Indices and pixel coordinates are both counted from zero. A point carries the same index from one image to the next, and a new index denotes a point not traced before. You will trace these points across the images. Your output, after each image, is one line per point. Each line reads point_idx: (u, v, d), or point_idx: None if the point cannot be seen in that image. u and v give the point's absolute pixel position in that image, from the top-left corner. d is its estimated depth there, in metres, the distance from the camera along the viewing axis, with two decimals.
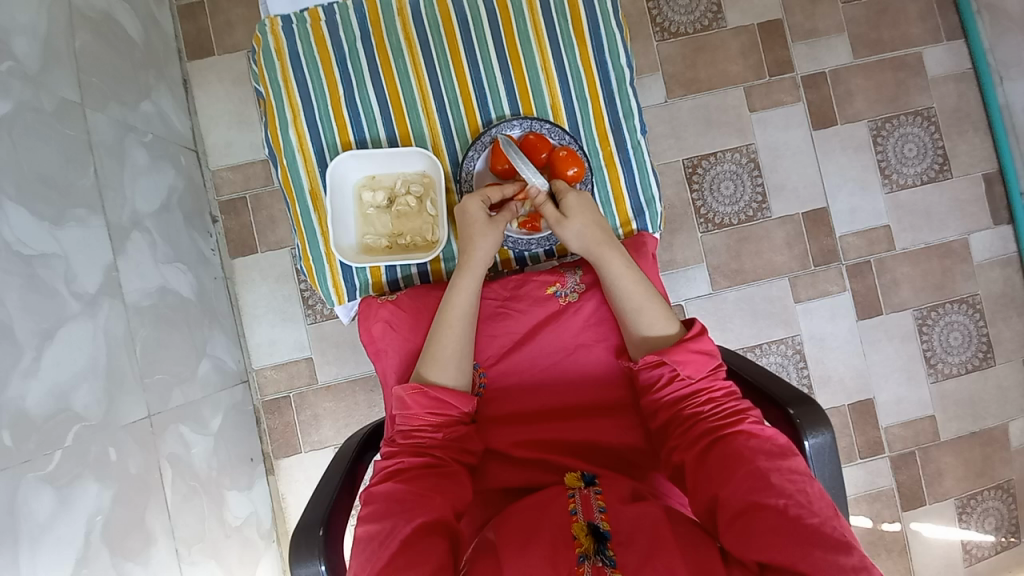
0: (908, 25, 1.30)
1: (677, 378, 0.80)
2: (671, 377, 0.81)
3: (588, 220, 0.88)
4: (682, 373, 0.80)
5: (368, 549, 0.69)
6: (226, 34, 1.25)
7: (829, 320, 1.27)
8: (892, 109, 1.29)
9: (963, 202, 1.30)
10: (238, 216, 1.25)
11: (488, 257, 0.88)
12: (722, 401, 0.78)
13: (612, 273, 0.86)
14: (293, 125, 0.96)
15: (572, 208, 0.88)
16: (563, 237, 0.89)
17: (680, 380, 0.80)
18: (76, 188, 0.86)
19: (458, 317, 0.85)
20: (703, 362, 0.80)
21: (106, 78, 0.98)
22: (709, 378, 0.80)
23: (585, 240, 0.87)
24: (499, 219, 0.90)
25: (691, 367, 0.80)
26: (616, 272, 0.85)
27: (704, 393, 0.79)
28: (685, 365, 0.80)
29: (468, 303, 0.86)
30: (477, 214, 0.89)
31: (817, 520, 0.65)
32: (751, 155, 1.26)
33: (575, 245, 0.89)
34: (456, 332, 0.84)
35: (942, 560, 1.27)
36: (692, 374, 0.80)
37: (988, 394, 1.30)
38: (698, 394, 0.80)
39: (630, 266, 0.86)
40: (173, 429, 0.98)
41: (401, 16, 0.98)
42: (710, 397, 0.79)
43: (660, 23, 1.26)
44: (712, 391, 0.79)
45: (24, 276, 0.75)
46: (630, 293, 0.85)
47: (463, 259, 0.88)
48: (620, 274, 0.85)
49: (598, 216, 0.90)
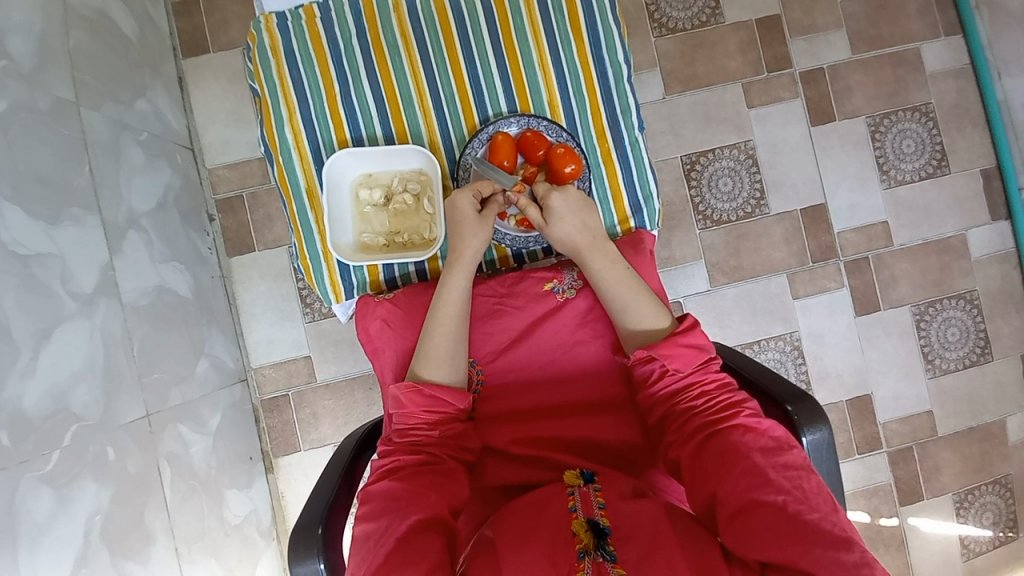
0: (907, 20, 1.29)
1: (669, 374, 0.81)
2: (663, 373, 0.81)
3: (573, 222, 0.88)
4: (671, 367, 0.80)
5: (366, 547, 0.70)
6: (221, 31, 1.24)
7: (827, 316, 1.27)
8: (891, 105, 1.28)
9: (962, 197, 1.30)
10: (235, 214, 1.25)
11: (478, 253, 0.88)
12: (715, 394, 0.78)
13: (598, 275, 0.86)
14: (289, 123, 0.95)
15: (556, 211, 0.88)
16: (549, 238, 0.90)
17: (671, 376, 0.81)
18: (72, 187, 0.86)
19: (450, 312, 0.85)
20: (694, 356, 0.80)
21: (101, 76, 0.97)
22: (701, 372, 0.80)
23: (572, 243, 0.88)
24: (488, 215, 0.89)
25: (679, 361, 0.80)
26: (601, 274, 0.86)
27: (697, 387, 0.79)
28: (674, 359, 0.80)
29: (461, 298, 0.87)
30: (466, 210, 0.89)
31: (817, 515, 0.65)
32: (750, 152, 1.26)
33: (561, 246, 0.89)
34: (445, 329, 0.84)
35: (940, 555, 1.28)
36: (682, 368, 0.80)
37: (986, 390, 1.30)
38: (691, 389, 0.79)
39: (615, 265, 0.86)
40: (172, 428, 0.98)
41: (397, 13, 0.97)
42: (703, 391, 0.79)
43: (658, 20, 1.25)
44: (704, 385, 0.79)
45: (21, 276, 0.74)
46: (614, 296, 0.86)
47: (453, 257, 0.89)
48: (604, 278, 0.86)
49: (586, 213, 0.89)
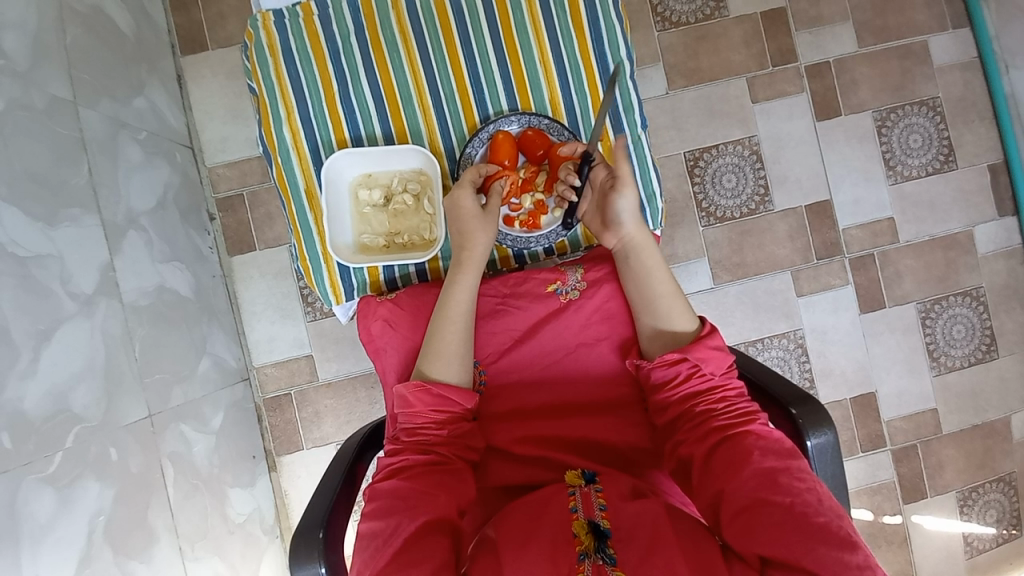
0: (913, 11, 1.27)
1: (697, 375, 0.80)
2: (689, 375, 0.80)
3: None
4: (703, 370, 0.79)
5: (372, 545, 0.70)
6: (219, 26, 1.23)
7: (831, 313, 1.27)
8: (897, 98, 1.27)
9: (968, 192, 1.29)
10: (235, 213, 1.25)
11: (484, 254, 0.88)
12: (735, 401, 0.78)
13: (649, 262, 0.86)
14: (287, 123, 0.95)
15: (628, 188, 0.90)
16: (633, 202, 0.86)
17: (699, 377, 0.79)
18: (70, 186, 0.85)
19: (465, 310, 0.85)
20: (722, 358, 0.80)
21: (98, 73, 0.96)
22: (724, 378, 0.80)
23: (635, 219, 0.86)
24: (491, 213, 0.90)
25: (712, 364, 0.79)
26: (653, 259, 0.86)
27: (719, 391, 0.79)
28: (706, 362, 0.79)
29: (472, 296, 0.86)
30: (468, 207, 0.88)
31: (823, 518, 0.64)
32: (754, 147, 1.25)
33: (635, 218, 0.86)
34: (462, 325, 0.84)
35: (942, 552, 1.28)
36: (713, 371, 0.79)
37: (991, 386, 1.30)
38: (711, 392, 0.79)
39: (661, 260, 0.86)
40: (173, 428, 0.98)
41: (395, 9, 0.96)
42: (723, 396, 0.78)
43: (661, 13, 1.24)
44: (726, 390, 0.79)
45: (18, 276, 0.74)
46: (658, 282, 0.85)
47: (462, 256, 0.88)
48: (657, 259, 0.86)
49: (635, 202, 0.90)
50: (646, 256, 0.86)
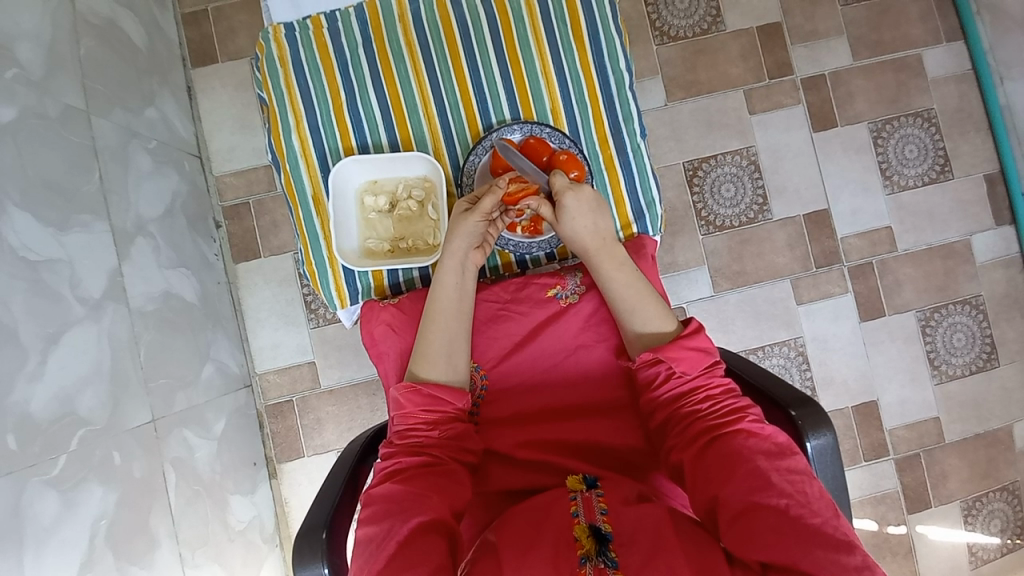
0: (908, 26, 1.30)
1: (673, 377, 0.80)
2: (668, 375, 0.81)
3: (587, 221, 0.87)
4: (678, 370, 0.80)
5: (368, 550, 0.70)
6: (229, 40, 1.26)
7: (831, 321, 1.27)
8: (893, 110, 1.29)
9: (966, 202, 1.30)
10: (241, 221, 1.26)
11: (466, 250, 0.88)
12: (720, 398, 0.78)
13: (604, 276, 0.86)
14: (295, 130, 0.97)
15: (569, 210, 0.87)
16: (560, 235, 0.90)
17: (675, 379, 0.80)
18: (82, 193, 0.87)
19: (449, 309, 0.86)
20: (699, 359, 0.80)
21: (111, 84, 0.99)
22: (705, 377, 0.80)
23: (580, 243, 0.88)
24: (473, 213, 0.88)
25: (686, 364, 0.80)
26: (604, 275, 0.86)
27: (703, 391, 0.79)
28: (679, 363, 0.80)
29: (453, 294, 0.87)
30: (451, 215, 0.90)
31: (818, 520, 0.65)
32: (752, 157, 1.27)
33: (571, 243, 0.89)
34: (443, 325, 0.85)
35: (947, 562, 1.26)
36: (687, 371, 0.80)
37: (993, 395, 1.29)
38: (696, 393, 0.79)
39: (622, 268, 0.86)
40: (176, 433, 0.98)
41: (401, 21, 0.99)
42: (708, 395, 0.79)
43: (659, 27, 1.26)
44: (710, 389, 0.79)
45: (29, 280, 0.75)
46: (619, 296, 0.86)
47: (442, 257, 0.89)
48: (614, 271, 0.86)
49: (603, 207, 0.88)
50: (597, 274, 0.87)
